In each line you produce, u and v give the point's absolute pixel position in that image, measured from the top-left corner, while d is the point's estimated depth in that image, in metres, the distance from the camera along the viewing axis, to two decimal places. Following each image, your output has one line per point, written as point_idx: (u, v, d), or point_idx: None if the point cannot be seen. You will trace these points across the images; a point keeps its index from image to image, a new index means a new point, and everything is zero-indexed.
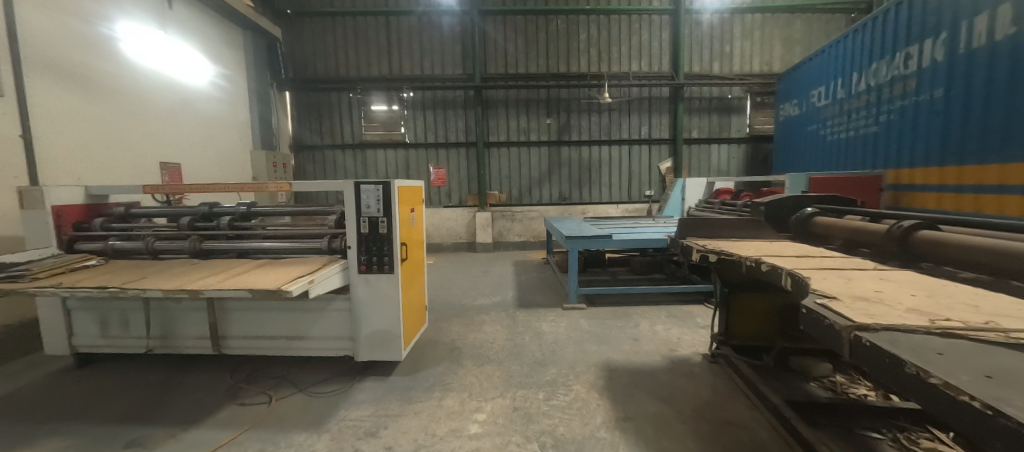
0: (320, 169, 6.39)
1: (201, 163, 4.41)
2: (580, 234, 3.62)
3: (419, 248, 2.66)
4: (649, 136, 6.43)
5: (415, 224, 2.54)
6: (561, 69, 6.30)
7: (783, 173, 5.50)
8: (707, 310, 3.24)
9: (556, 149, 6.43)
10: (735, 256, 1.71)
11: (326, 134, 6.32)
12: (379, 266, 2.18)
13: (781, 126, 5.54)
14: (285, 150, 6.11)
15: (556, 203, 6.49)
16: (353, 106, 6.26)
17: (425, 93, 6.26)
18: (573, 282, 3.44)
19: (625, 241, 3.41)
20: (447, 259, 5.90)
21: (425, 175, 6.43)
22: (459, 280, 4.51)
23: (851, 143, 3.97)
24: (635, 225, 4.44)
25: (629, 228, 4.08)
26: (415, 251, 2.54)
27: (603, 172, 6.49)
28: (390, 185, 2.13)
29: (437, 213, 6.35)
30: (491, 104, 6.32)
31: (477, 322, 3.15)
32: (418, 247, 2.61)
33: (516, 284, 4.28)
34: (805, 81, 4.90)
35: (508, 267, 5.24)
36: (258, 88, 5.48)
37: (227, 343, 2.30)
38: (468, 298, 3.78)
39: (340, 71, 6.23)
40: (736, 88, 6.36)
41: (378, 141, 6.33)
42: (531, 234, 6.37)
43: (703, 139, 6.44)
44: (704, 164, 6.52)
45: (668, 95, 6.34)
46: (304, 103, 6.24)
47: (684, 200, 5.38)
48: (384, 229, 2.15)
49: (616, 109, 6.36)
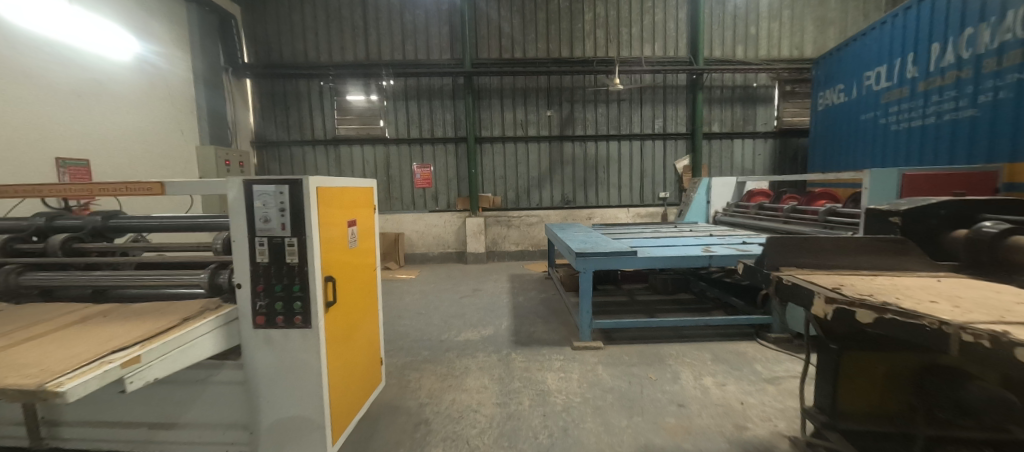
0: (287, 168, 5.56)
1: (125, 161, 3.58)
2: (595, 247, 2.79)
3: (371, 277, 1.84)
4: (664, 130, 5.64)
5: (361, 243, 1.71)
6: (563, 53, 5.51)
7: (824, 172, 4.74)
8: (767, 353, 2.41)
9: (558, 145, 5.63)
10: (912, 316, 0.90)
11: (294, 128, 5.50)
12: (287, 319, 1.34)
13: (821, 117, 4.77)
14: (244, 146, 5.27)
15: (558, 207, 5.68)
16: (324, 96, 5.45)
17: (407, 81, 5.46)
18: (586, 312, 2.62)
19: (655, 258, 2.58)
20: (433, 273, 5.08)
21: (407, 175, 5.61)
22: (443, 302, 3.68)
23: (929, 133, 3.22)
24: (656, 234, 3.64)
25: (652, 240, 3.26)
26: (359, 283, 1.70)
27: (612, 171, 5.68)
28: (304, 185, 1.30)
29: (423, 219, 5.55)
30: (483, 93, 5.51)
31: (458, 371, 2.31)
32: (366, 276, 1.77)
33: (512, 308, 3.46)
34: (854, 61, 4.14)
35: (502, 282, 4.44)
36: (209, 74, 4.65)
37: (61, 432, 1.48)
38: (450, 330, 2.96)
39: (308, 56, 5.41)
40: (762, 75, 5.58)
41: (353, 136, 5.50)
42: (529, 242, 5.59)
43: (726, 134, 5.65)
44: (727, 162, 5.73)
45: (685, 84, 5.56)
46: (269, 92, 5.42)
47: (709, 204, 4.57)
48: (295, 257, 1.32)
49: (627, 100, 5.57)
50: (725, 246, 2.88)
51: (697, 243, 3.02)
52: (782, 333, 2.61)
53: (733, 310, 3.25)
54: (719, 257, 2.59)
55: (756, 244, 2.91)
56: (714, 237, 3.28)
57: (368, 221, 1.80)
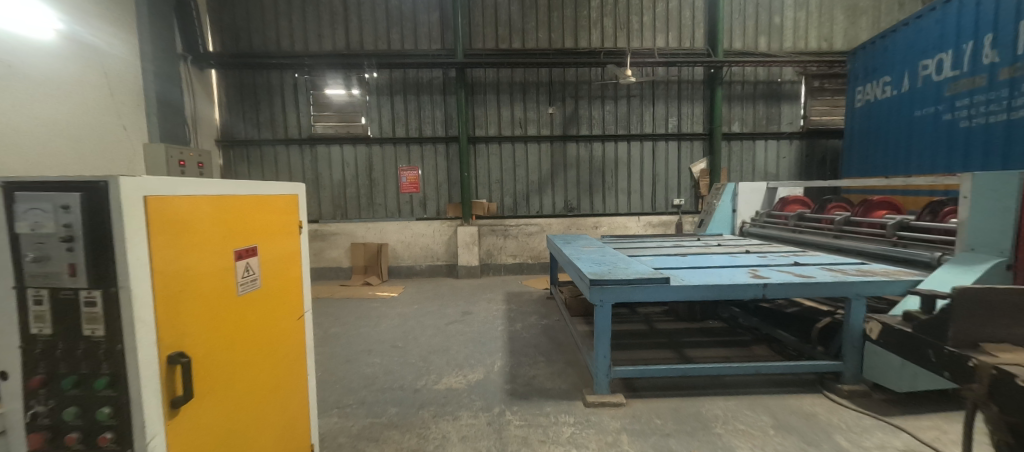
0: (257, 169, 4.93)
1: (45, 160, 2.94)
2: (611, 269, 2.19)
3: (295, 327, 1.24)
4: (678, 130, 5.06)
5: (270, 282, 1.11)
6: (567, 44, 4.94)
7: (863, 176, 4.19)
8: (846, 419, 1.81)
9: (561, 146, 5.04)
10: None
11: (264, 126, 4.89)
12: (88, 437, 0.75)
13: (859, 115, 4.22)
14: (207, 145, 4.65)
15: (560, 214, 5.08)
16: (299, 90, 4.86)
17: (393, 73, 4.89)
18: (603, 358, 2.01)
19: (690, 285, 1.99)
20: (419, 290, 4.47)
21: (392, 178, 5.00)
22: (425, 331, 3.07)
23: (1019, 129, 2.71)
24: (679, 251, 3.06)
25: (678, 259, 2.68)
26: (270, 342, 1.10)
27: (621, 174, 5.10)
28: (105, 195, 0.69)
29: (409, 227, 4.94)
30: (476, 88, 4.94)
31: (431, 445, 1.69)
32: (283, 328, 1.17)
33: (506, 341, 2.85)
34: (903, 50, 3.61)
35: (497, 303, 3.82)
36: (161, 62, 4.05)
37: None
38: (428, 374, 2.34)
39: (281, 45, 4.83)
40: (787, 69, 5.04)
41: (331, 134, 4.90)
42: (528, 254, 5.00)
43: (747, 134, 5.07)
44: (748, 166, 5.15)
45: (702, 78, 5.01)
46: (237, 85, 4.82)
47: (734, 212, 3.95)
48: (99, 328, 0.72)
49: (638, 96, 5.00)
50: (774, 270, 2.30)
51: (736, 267, 2.44)
52: (856, 385, 2.02)
53: (778, 345, 2.64)
54: (774, 286, 1.99)
55: (813, 267, 2.32)
56: (752, 258, 2.70)
57: (287, 246, 1.20)
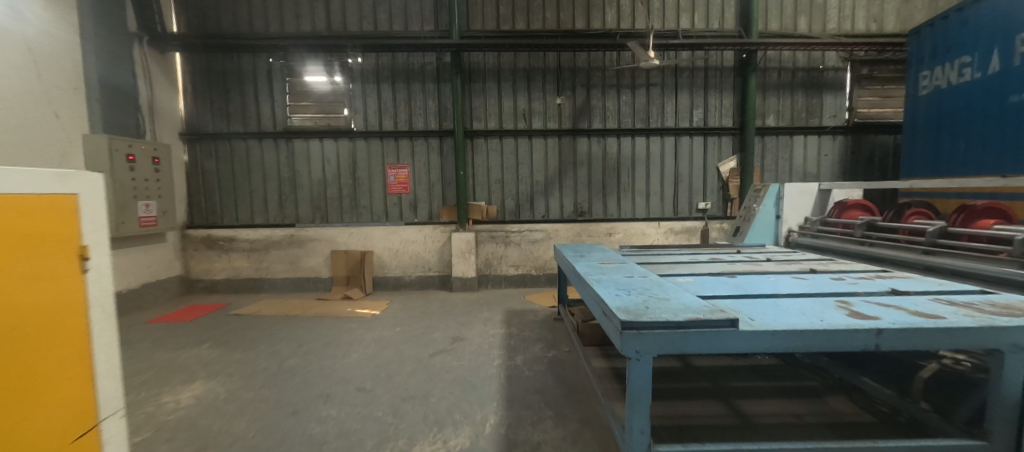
0: (226, 166, 4.35)
1: None
2: (648, 301, 1.57)
3: (51, 424, 0.89)
4: (704, 123, 4.43)
5: None
6: (578, 25, 4.33)
7: (932, 177, 3.55)
8: None
9: (570, 142, 4.43)
10: None
11: (234, 117, 4.32)
12: None
13: (925, 103, 3.58)
14: (168, 139, 4.09)
15: (569, 219, 4.46)
16: (274, 77, 4.30)
17: (380, 58, 4.31)
18: (639, 434, 1.39)
19: (768, 328, 1.35)
20: (405, 305, 3.87)
21: (378, 177, 4.42)
22: (402, 366, 2.47)
23: None
24: (722, 269, 2.42)
25: (726, 283, 2.04)
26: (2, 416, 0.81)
27: (638, 174, 4.46)
28: None
29: (397, 233, 4.35)
30: (474, 75, 4.35)
31: None
32: (34, 390, 0.86)
33: (503, 383, 2.24)
34: (991, 22, 2.98)
35: (494, 325, 3.21)
36: (107, 40, 3.50)
37: None
38: (396, 439, 1.73)
39: (254, 27, 4.27)
40: (831, 54, 4.41)
41: (310, 127, 4.33)
42: (531, 264, 4.39)
43: (785, 129, 4.42)
44: (784, 165, 4.50)
45: (732, 64, 4.38)
46: (204, 71, 4.26)
47: (779, 219, 3.31)
48: None
49: (659, 85, 4.38)
50: (871, 303, 1.65)
51: (812, 296, 1.80)
52: None
53: (861, 396, 2.01)
54: (891, 332, 1.35)
55: (924, 299, 1.68)
56: (825, 282, 2.06)
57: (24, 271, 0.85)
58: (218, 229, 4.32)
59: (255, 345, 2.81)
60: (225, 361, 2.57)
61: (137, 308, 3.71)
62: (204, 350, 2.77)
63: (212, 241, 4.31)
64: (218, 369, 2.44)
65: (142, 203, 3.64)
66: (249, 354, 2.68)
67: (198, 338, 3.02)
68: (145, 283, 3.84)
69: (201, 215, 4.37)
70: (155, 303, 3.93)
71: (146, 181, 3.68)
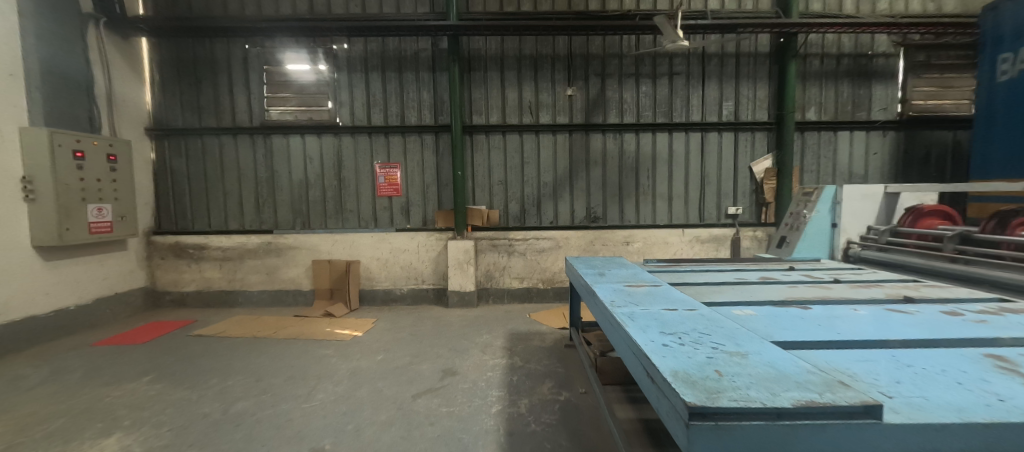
0: (197, 165, 3.90)
1: None
2: (714, 358, 1.04)
3: None
4: (735, 117, 3.89)
5: None
6: (591, 6, 3.83)
7: (1014, 178, 3.00)
8: None
9: (582, 138, 3.92)
10: None
11: (207, 111, 3.87)
12: None
13: (1005, 91, 3.03)
14: (130, 135, 3.65)
15: (580, 225, 3.94)
16: (251, 65, 3.85)
17: (368, 44, 3.84)
18: None
19: (927, 421, 0.83)
20: (393, 324, 3.37)
21: (366, 178, 3.94)
22: (376, 413, 1.96)
23: None
24: (784, 295, 1.88)
25: (804, 320, 1.50)
26: None
27: (660, 174, 3.93)
28: None
29: (386, 241, 3.87)
30: (474, 62, 3.86)
31: None
32: None
33: (502, 445, 1.71)
34: None
35: (494, 353, 2.71)
36: (53, 21, 3.05)
37: None
38: None
39: (229, 10, 3.83)
40: (881, 39, 3.87)
41: (290, 121, 3.87)
42: (538, 277, 3.89)
43: (828, 124, 3.87)
44: (827, 164, 3.95)
45: (768, 49, 3.85)
46: (173, 59, 3.83)
47: (835, 227, 2.77)
48: None
49: (684, 74, 3.85)
50: None
51: (941, 347, 1.26)
52: None
53: None
54: None
55: None
56: (938, 319, 1.51)
57: None
58: (187, 236, 3.87)
59: (205, 380, 2.32)
60: (161, 403, 2.08)
61: (87, 326, 3.25)
62: (142, 385, 2.29)
63: (180, 249, 3.86)
64: (148, 417, 1.95)
65: (93, 206, 3.19)
66: (193, 393, 2.19)
67: (142, 367, 2.54)
68: (100, 297, 3.38)
69: (170, 220, 3.92)
70: (112, 320, 3.47)
71: (99, 181, 3.24)
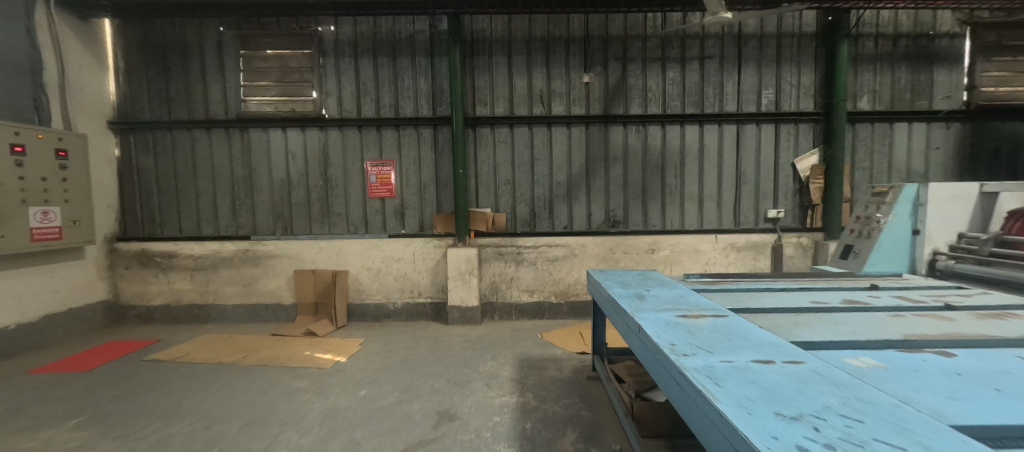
0: (166, 163, 3.47)
1: None
2: None
3: None
4: (776, 107, 3.40)
5: None
6: None
7: None
8: None
9: (600, 131, 3.45)
10: None
11: (177, 102, 3.44)
12: None
13: None
14: (88, 128, 3.23)
15: (598, 231, 3.46)
16: (226, 50, 3.41)
17: (358, 26, 3.40)
18: None
19: None
20: (383, 346, 2.90)
21: (355, 176, 3.48)
22: None
23: None
24: (897, 331, 1.38)
25: (966, 380, 1.00)
26: None
27: (689, 173, 3.45)
28: None
29: (378, 249, 3.42)
30: (477, 46, 3.40)
31: None
32: None
33: None
34: None
35: (501, 387, 2.23)
36: None
37: None
38: None
39: None
40: (944, 16, 3.37)
41: (269, 112, 3.43)
42: (550, 289, 3.42)
43: (883, 114, 3.37)
44: (881, 161, 3.44)
45: (814, 29, 3.37)
46: (140, 43, 3.41)
47: (916, 235, 2.27)
48: None
49: (717, 57, 3.37)
50: None
51: None
52: None
53: None
54: None
55: None
56: None
57: None
58: (155, 242, 3.44)
59: (142, 426, 1.87)
60: None
61: (32, 347, 2.82)
62: (63, 432, 1.84)
63: (146, 258, 3.43)
64: None
65: (37, 209, 2.76)
66: (122, 445, 1.73)
67: (75, 403, 2.10)
68: (49, 313, 2.95)
69: (136, 224, 3.49)
70: (64, 338, 3.04)
71: (45, 180, 2.81)
